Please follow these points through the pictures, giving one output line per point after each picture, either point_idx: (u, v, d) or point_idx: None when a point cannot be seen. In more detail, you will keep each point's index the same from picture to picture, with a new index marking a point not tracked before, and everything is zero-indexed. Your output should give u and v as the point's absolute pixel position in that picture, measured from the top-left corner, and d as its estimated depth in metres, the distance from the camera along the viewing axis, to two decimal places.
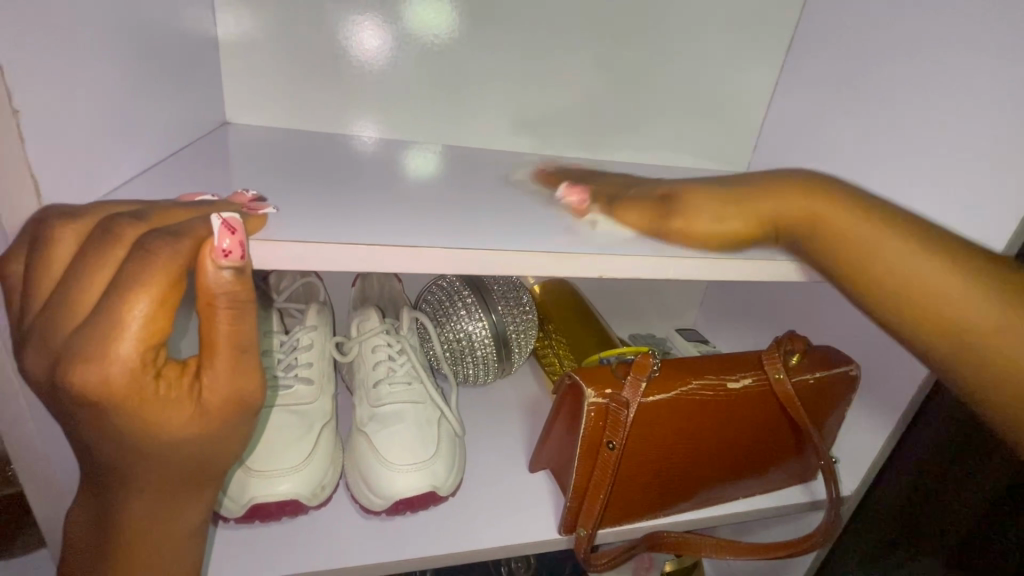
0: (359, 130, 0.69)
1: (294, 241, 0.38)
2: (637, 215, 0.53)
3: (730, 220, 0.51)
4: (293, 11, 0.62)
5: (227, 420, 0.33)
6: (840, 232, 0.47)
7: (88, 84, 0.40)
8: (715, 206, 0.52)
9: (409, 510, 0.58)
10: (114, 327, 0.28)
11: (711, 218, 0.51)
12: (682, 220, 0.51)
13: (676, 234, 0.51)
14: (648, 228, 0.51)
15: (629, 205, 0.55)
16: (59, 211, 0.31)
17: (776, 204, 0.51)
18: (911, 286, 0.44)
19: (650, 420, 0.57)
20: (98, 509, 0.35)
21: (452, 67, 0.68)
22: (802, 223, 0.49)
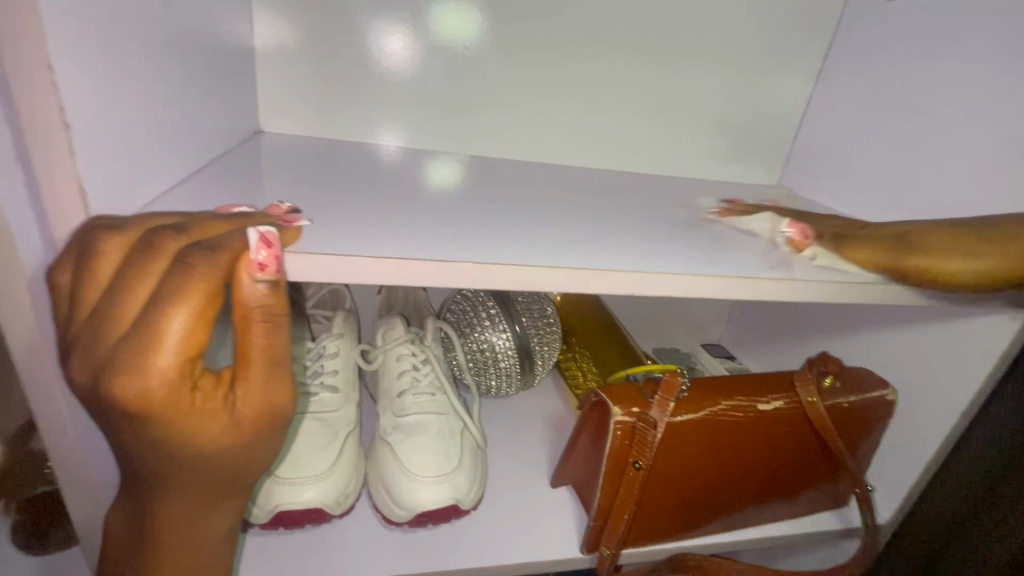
0: (384, 140, 0.69)
1: (328, 253, 0.38)
2: (878, 249, 0.49)
3: (980, 248, 0.47)
4: (328, 23, 0.63)
5: (259, 432, 0.33)
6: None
7: (153, 97, 0.41)
8: (953, 242, 0.48)
9: (432, 522, 0.58)
10: (153, 340, 0.29)
11: (959, 254, 0.47)
12: (861, 246, 0.50)
13: (923, 274, 0.47)
14: (892, 267, 0.48)
15: (866, 240, 0.50)
16: (105, 223, 0.32)
17: (976, 241, 0.47)
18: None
19: (678, 440, 0.55)
20: (132, 515, 0.35)
21: (482, 79, 0.68)
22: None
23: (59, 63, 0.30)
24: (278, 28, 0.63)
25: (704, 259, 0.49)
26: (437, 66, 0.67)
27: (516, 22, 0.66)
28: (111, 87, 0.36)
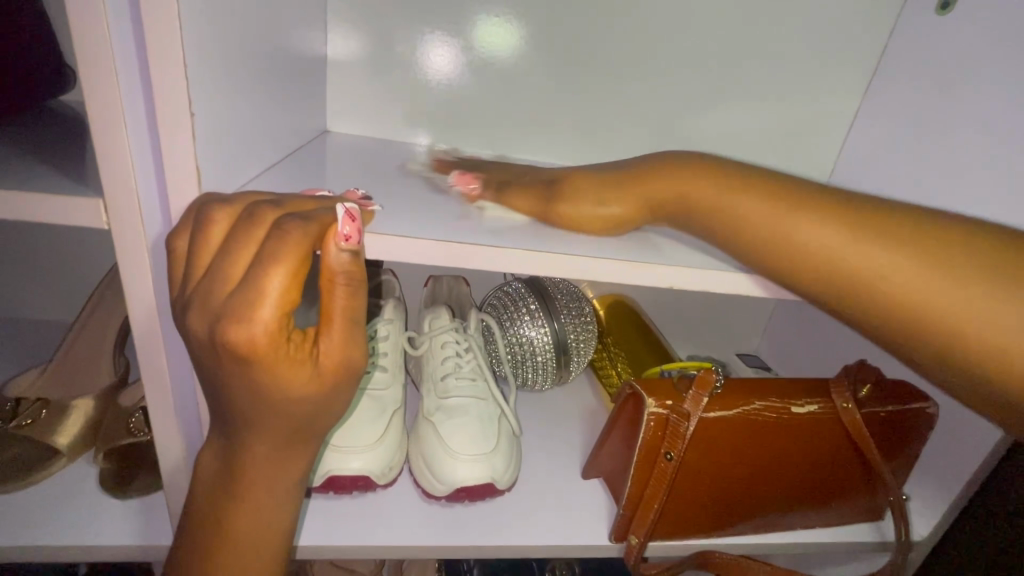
0: (427, 141, 0.74)
1: (397, 235, 0.43)
2: (527, 200, 0.52)
3: (608, 207, 0.49)
4: (395, 34, 0.69)
5: (334, 385, 0.38)
6: (694, 204, 0.48)
7: (246, 96, 0.47)
8: (601, 189, 0.51)
9: (469, 499, 0.61)
10: (257, 295, 0.34)
11: (630, 203, 0.49)
12: (566, 204, 0.50)
13: (560, 224, 0.51)
14: (537, 215, 0.52)
15: (574, 188, 0.51)
16: (217, 196, 0.37)
17: (767, 209, 0.45)
18: (849, 271, 0.42)
19: (710, 435, 0.57)
20: (220, 455, 0.40)
21: (531, 87, 0.72)
22: (709, 206, 0.47)
23: (190, 63, 0.36)
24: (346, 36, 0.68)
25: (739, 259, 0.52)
26: (490, 73, 0.71)
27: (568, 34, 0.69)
28: (218, 83, 0.41)
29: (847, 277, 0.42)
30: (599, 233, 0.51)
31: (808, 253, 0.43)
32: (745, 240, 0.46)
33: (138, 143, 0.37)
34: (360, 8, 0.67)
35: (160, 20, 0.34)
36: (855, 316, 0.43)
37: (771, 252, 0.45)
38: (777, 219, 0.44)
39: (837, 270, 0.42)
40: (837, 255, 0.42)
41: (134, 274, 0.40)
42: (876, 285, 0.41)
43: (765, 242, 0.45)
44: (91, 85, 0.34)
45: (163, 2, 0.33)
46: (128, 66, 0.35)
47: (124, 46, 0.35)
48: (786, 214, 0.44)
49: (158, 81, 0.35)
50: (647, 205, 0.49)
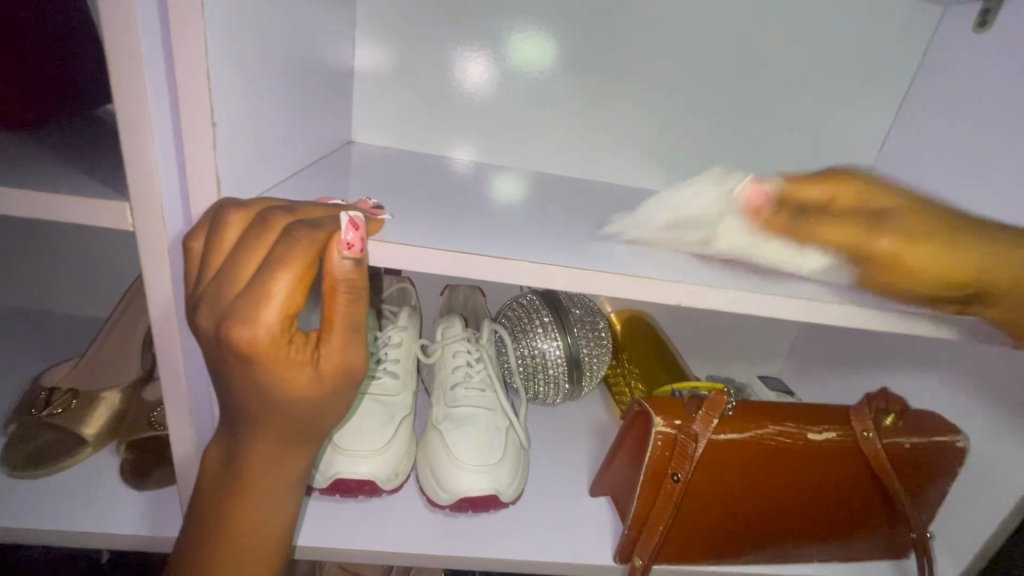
0: (459, 155, 0.76)
1: (402, 245, 0.44)
2: (843, 233, 0.45)
3: (869, 257, 0.45)
4: (421, 49, 0.70)
5: (335, 389, 0.39)
6: (903, 246, 0.44)
7: (270, 108, 0.49)
8: (823, 202, 0.45)
9: (472, 509, 0.61)
10: (263, 298, 0.35)
11: (932, 259, 0.44)
12: (840, 228, 0.45)
13: (869, 263, 0.45)
14: (846, 248, 0.45)
15: (830, 220, 0.45)
16: (232, 202, 0.38)
17: (941, 234, 0.44)
18: (977, 273, 0.44)
19: (720, 458, 0.55)
20: (225, 452, 0.41)
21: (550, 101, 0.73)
22: (938, 236, 0.44)
23: (213, 76, 0.38)
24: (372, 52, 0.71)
25: (753, 279, 0.51)
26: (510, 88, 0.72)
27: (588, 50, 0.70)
28: (241, 95, 0.43)
29: (1010, 282, 0.45)
30: (908, 291, 0.46)
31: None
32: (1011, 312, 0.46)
33: (163, 150, 0.39)
34: (386, 25, 0.69)
35: (186, 36, 0.36)
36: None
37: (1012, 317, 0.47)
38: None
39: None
40: (982, 260, 0.44)
41: (155, 274, 0.42)
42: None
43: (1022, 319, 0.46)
44: (122, 95, 0.36)
45: (190, 20, 0.35)
46: (157, 78, 0.37)
47: (154, 59, 0.37)
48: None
49: (182, 93, 0.37)
50: (924, 287, 0.45)
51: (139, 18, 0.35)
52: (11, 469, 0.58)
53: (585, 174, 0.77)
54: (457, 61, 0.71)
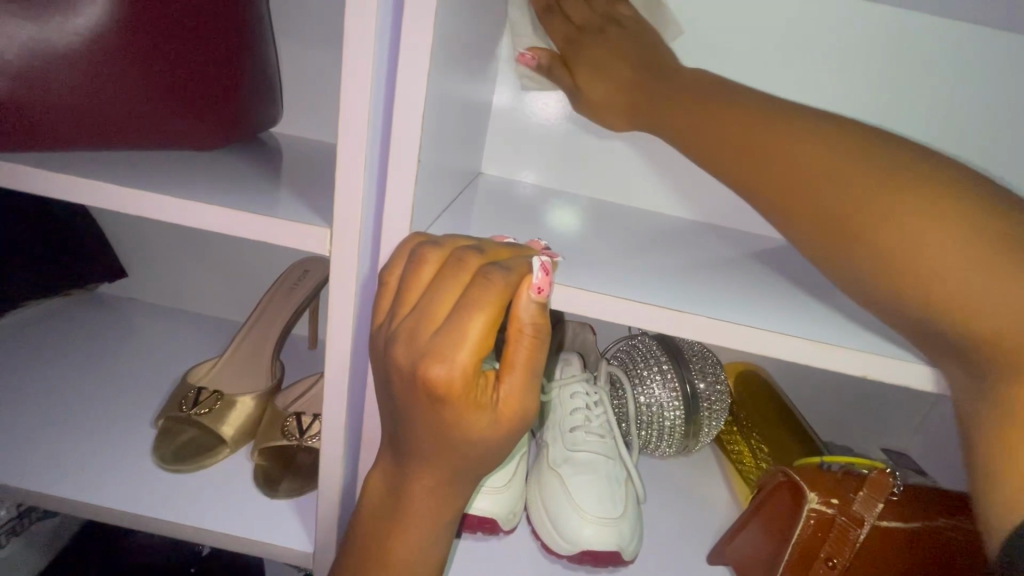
0: (522, 179, 0.72)
1: (586, 291, 0.44)
2: (613, 84, 0.57)
3: (614, 65, 0.57)
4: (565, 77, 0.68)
5: (511, 434, 0.38)
6: (650, 78, 0.55)
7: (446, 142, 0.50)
8: (614, 72, 0.57)
9: (591, 563, 0.59)
10: (460, 338, 0.35)
11: (746, 139, 0.46)
12: (592, 68, 0.58)
13: (719, 145, 0.47)
14: (615, 93, 0.57)
15: (605, 62, 0.58)
16: (428, 239, 0.39)
17: (765, 123, 0.45)
18: (787, 171, 0.43)
19: (884, 551, 0.50)
20: (389, 482, 0.41)
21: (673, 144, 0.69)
22: (728, 119, 0.47)
23: (425, 119, 0.39)
24: (500, 84, 0.69)
25: None
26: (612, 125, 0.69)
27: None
28: (435, 132, 0.45)
29: (834, 208, 0.41)
30: (747, 170, 0.45)
31: (802, 175, 0.42)
32: (762, 144, 0.45)
33: (368, 186, 0.41)
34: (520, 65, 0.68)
35: (412, 82, 0.37)
36: (976, 340, 0.37)
37: (745, 149, 0.46)
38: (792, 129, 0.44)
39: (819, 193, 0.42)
40: (802, 160, 0.43)
41: (341, 300, 0.44)
42: (871, 219, 0.39)
43: (760, 149, 0.45)
44: (346, 135, 0.38)
45: (421, 69, 0.37)
46: (375, 118, 0.39)
47: (378, 102, 0.39)
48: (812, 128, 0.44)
49: (397, 136, 0.39)
50: (639, 78, 0.56)
51: (375, 65, 0.36)
52: (161, 460, 0.63)
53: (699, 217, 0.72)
54: None
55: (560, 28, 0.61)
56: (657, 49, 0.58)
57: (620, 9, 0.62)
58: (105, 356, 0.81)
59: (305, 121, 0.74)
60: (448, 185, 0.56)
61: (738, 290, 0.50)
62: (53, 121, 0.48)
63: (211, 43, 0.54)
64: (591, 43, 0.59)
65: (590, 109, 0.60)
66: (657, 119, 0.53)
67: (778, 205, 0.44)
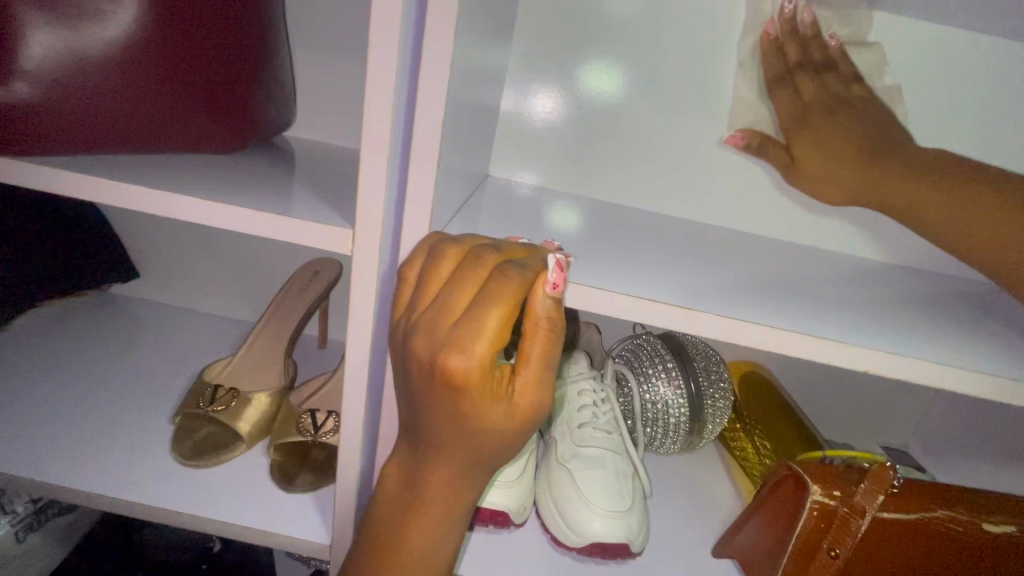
0: (520, 179, 0.74)
1: (599, 289, 0.46)
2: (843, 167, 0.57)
3: (834, 146, 0.59)
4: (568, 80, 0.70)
5: (526, 426, 0.40)
6: (875, 156, 0.56)
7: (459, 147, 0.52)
8: (826, 156, 0.59)
9: (600, 555, 0.60)
10: (478, 332, 0.36)
11: (858, 168, 0.56)
12: (807, 152, 0.60)
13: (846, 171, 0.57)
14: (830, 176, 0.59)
15: (820, 143, 0.60)
16: (446, 239, 0.41)
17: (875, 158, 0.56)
18: (902, 192, 0.53)
19: (885, 539, 0.52)
20: (405, 473, 0.42)
21: (676, 146, 0.71)
22: (847, 150, 0.58)
23: (444, 124, 0.41)
24: (510, 90, 0.71)
25: (935, 350, 0.48)
26: (614, 129, 0.71)
27: (744, 102, 0.68)
28: (451, 136, 0.46)
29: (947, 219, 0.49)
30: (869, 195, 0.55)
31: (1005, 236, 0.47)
32: (957, 203, 0.49)
33: (389, 188, 0.43)
34: (531, 71, 0.70)
35: (433, 90, 0.39)
36: None
37: (868, 179, 0.55)
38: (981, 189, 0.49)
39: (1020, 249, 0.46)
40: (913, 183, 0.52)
41: (360, 298, 0.45)
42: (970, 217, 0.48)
43: (946, 208, 0.50)
44: (369, 141, 0.40)
45: (441, 76, 0.39)
46: (397, 124, 0.41)
47: (399, 108, 0.41)
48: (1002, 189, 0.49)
49: (417, 139, 0.41)
50: (868, 152, 0.57)
51: (397, 72, 0.38)
52: (179, 455, 0.64)
53: (702, 218, 0.74)
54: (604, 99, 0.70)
55: (786, 101, 0.64)
56: (885, 129, 0.59)
57: (854, 89, 0.63)
58: (120, 355, 0.83)
59: (318, 126, 0.76)
60: (459, 188, 0.57)
61: (749, 292, 0.52)
62: (80, 129, 0.50)
63: (231, 53, 0.55)
64: (811, 125, 0.61)
65: (805, 181, 0.62)
66: (888, 200, 0.54)
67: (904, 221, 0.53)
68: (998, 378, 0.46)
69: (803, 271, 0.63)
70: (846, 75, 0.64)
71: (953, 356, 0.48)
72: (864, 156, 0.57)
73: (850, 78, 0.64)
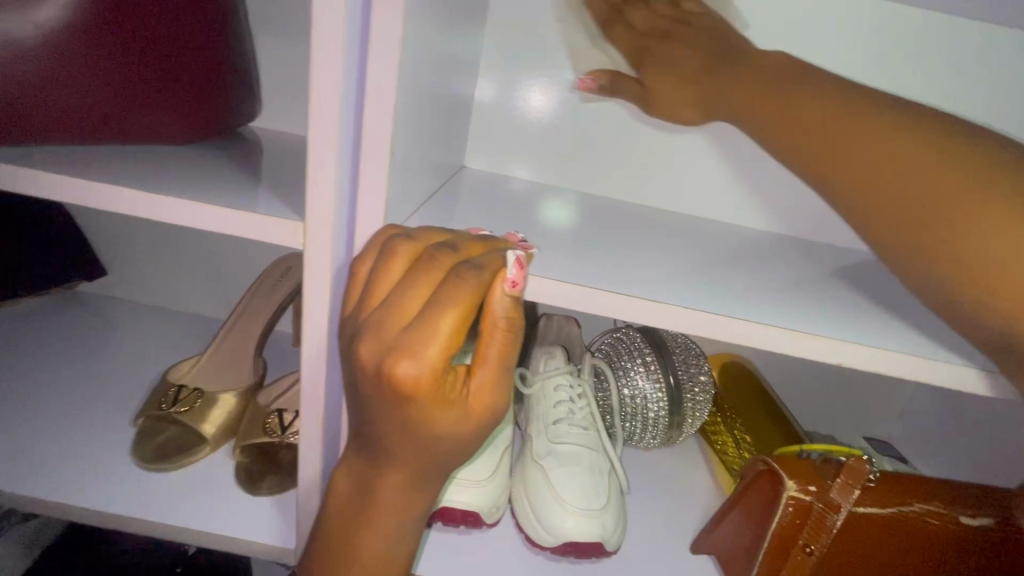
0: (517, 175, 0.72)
1: (563, 281, 0.44)
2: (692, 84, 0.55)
3: (686, 64, 0.56)
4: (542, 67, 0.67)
5: (484, 428, 0.38)
6: (718, 66, 0.54)
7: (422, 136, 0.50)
8: (671, 80, 0.56)
9: (574, 555, 0.59)
10: (430, 332, 0.34)
11: (830, 136, 0.44)
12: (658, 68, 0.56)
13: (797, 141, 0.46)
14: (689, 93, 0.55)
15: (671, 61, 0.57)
16: (401, 233, 0.39)
17: (846, 124, 0.43)
18: (873, 176, 0.42)
19: (862, 533, 0.51)
20: (360, 476, 0.40)
21: (654, 135, 0.69)
22: (812, 113, 0.45)
23: (396, 110, 0.39)
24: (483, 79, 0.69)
25: (911, 341, 0.47)
26: (590, 115, 0.69)
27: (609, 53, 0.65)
28: (409, 124, 0.44)
29: (925, 216, 0.39)
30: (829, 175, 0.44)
31: (932, 198, 0.39)
32: (809, 113, 0.45)
33: (341, 180, 0.41)
34: (504, 59, 0.67)
35: (383, 73, 0.37)
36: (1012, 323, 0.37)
37: (831, 152, 0.44)
38: (833, 98, 0.45)
39: (878, 168, 0.41)
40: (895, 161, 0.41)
41: (315, 294, 0.43)
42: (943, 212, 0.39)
43: (815, 124, 0.45)
44: (315, 128, 0.38)
45: (391, 59, 0.37)
46: (347, 111, 0.39)
47: (348, 93, 0.38)
48: (859, 102, 0.44)
49: (368, 127, 0.39)
50: (709, 69, 0.54)
51: (344, 55, 0.36)
52: (140, 459, 0.62)
53: (682, 209, 0.72)
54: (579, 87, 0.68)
55: (622, 35, 0.61)
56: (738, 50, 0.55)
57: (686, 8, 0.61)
58: (84, 354, 0.80)
59: (284, 116, 0.73)
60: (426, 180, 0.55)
61: (722, 283, 0.51)
62: (22, 121, 0.47)
63: (182, 37, 0.53)
64: (658, 49, 0.57)
65: (662, 113, 0.58)
66: (715, 97, 0.53)
67: (868, 215, 0.42)
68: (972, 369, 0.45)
69: (782, 261, 0.62)
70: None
71: (929, 348, 0.47)
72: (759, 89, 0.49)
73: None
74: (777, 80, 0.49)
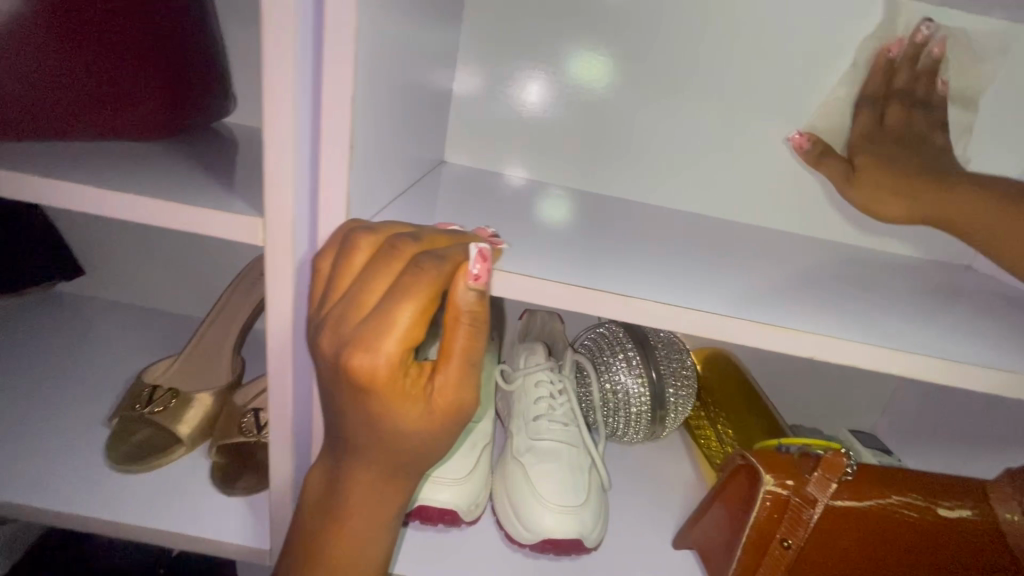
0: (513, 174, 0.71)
1: (530, 276, 0.44)
2: (892, 177, 0.57)
3: (899, 163, 0.58)
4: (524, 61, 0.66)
5: (448, 426, 0.37)
6: (939, 176, 0.56)
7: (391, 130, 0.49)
8: (892, 177, 0.57)
9: (554, 552, 0.59)
10: (386, 328, 0.34)
11: (968, 213, 0.52)
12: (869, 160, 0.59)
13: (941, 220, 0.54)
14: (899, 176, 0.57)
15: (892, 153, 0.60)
16: (360, 227, 0.38)
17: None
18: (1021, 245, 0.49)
19: (840, 527, 0.51)
20: (324, 476, 0.40)
21: (634, 128, 0.68)
22: (947, 194, 0.54)
23: (356, 103, 0.38)
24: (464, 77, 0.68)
25: (886, 334, 0.47)
26: (569, 109, 0.68)
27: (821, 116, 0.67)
28: (373, 118, 0.43)
29: None
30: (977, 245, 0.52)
31: None
32: (943, 197, 0.54)
33: (300, 174, 0.40)
34: (482, 52, 0.66)
35: (339, 64, 0.36)
36: None
37: (968, 228, 0.52)
38: (970, 188, 0.54)
39: None
40: None
41: (278, 292, 0.43)
42: None
43: (986, 219, 0.51)
44: (271, 119, 0.37)
45: (346, 49, 0.36)
46: (304, 103, 0.38)
47: (305, 84, 0.38)
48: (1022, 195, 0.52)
49: (326, 122, 0.38)
50: (929, 175, 0.56)
51: (297, 45, 0.35)
52: (114, 461, 0.61)
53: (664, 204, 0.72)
54: (559, 81, 0.67)
55: (866, 123, 0.63)
56: (947, 166, 0.58)
57: (934, 135, 0.62)
58: (59, 355, 0.79)
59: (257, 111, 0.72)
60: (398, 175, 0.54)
61: (701, 279, 0.51)
62: None
63: (142, 28, 0.52)
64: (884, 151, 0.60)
65: (861, 198, 0.59)
66: (943, 207, 0.54)
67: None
68: (942, 359, 0.45)
69: (761, 255, 0.61)
70: (938, 118, 0.63)
71: (904, 340, 0.46)
72: (934, 179, 0.56)
73: (939, 123, 0.63)
74: (980, 186, 0.54)
